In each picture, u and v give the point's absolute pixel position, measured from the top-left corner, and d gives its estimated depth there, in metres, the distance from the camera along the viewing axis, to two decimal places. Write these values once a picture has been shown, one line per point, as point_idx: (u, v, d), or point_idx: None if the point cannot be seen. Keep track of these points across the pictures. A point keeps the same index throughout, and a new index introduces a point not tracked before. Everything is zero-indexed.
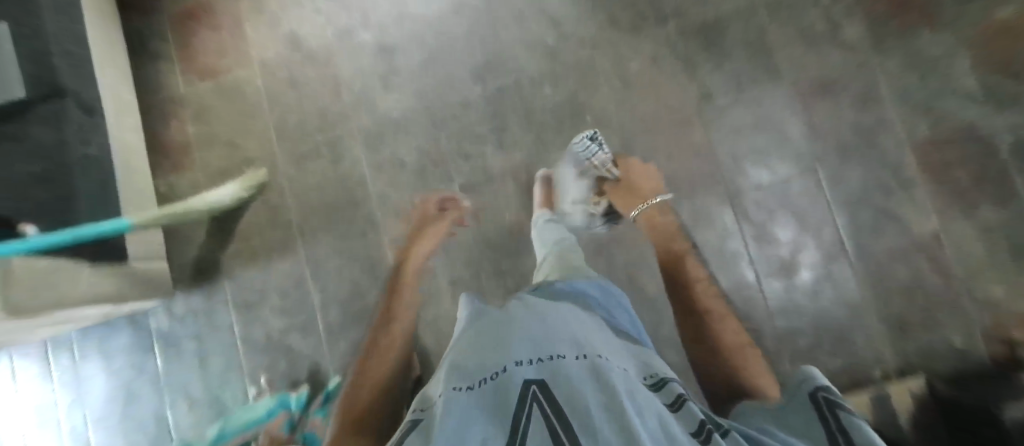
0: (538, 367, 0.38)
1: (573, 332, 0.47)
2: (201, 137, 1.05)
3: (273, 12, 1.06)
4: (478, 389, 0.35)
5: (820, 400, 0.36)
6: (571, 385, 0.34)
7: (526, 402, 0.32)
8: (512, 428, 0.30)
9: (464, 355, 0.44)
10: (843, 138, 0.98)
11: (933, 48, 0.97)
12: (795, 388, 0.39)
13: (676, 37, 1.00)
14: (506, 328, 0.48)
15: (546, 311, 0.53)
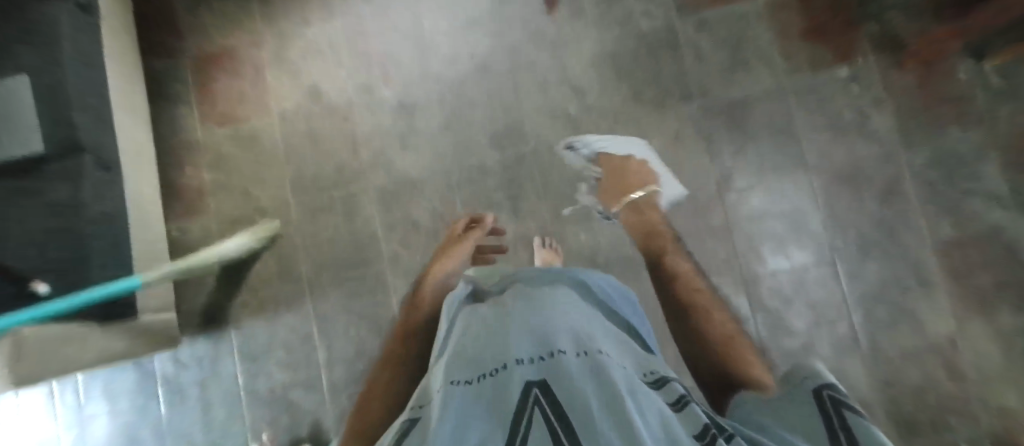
0: (536, 366, 0.42)
1: (571, 323, 0.51)
2: (216, 183, 1.04)
3: (296, 62, 1.05)
4: (483, 390, 0.40)
5: (825, 397, 0.34)
6: (567, 384, 0.38)
7: (528, 403, 0.36)
8: (511, 429, 0.34)
9: (471, 351, 0.49)
10: (866, 234, 0.95)
11: (960, 146, 0.95)
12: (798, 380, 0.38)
13: (701, 116, 0.99)
14: (510, 324, 0.52)
15: (549, 303, 0.57)
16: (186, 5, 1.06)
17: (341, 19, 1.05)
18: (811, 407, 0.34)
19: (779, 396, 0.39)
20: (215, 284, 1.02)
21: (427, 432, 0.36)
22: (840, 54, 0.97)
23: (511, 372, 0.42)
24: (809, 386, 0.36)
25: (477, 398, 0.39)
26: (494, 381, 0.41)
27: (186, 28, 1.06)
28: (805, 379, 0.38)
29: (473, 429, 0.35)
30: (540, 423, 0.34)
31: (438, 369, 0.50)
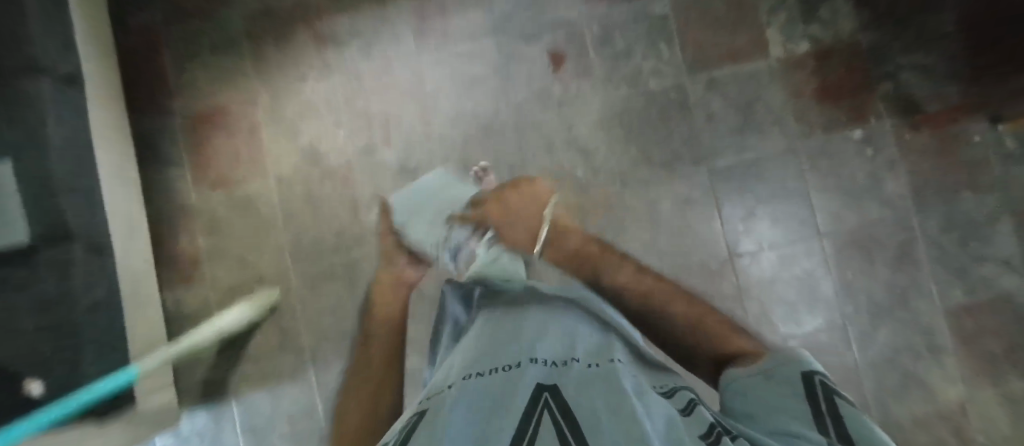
0: (549, 370, 0.43)
1: (582, 335, 0.52)
2: (212, 251, 1.00)
3: (293, 120, 1.00)
4: (494, 380, 0.42)
5: (817, 381, 0.40)
6: (579, 388, 0.39)
7: (537, 399, 0.37)
8: (522, 413, 0.35)
9: (482, 351, 0.50)
10: (879, 301, 0.93)
11: (975, 210, 0.92)
12: (781, 363, 0.44)
13: (714, 180, 0.96)
14: (523, 327, 0.54)
15: (560, 308, 0.59)
16: (175, 60, 1.01)
17: (340, 73, 1.00)
18: (804, 388, 0.39)
19: (766, 373, 0.43)
20: (214, 357, 0.99)
21: (439, 422, 0.37)
22: (853, 115, 0.95)
23: (522, 371, 0.43)
24: (798, 368, 0.41)
25: (489, 392, 0.40)
26: (507, 377, 0.43)
27: (177, 85, 1.01)
28: (789, 359, 0.43)
29: (484, 421, 0.36)
30: (550, 416, 0.35)
31: (450, 368, 0.51)
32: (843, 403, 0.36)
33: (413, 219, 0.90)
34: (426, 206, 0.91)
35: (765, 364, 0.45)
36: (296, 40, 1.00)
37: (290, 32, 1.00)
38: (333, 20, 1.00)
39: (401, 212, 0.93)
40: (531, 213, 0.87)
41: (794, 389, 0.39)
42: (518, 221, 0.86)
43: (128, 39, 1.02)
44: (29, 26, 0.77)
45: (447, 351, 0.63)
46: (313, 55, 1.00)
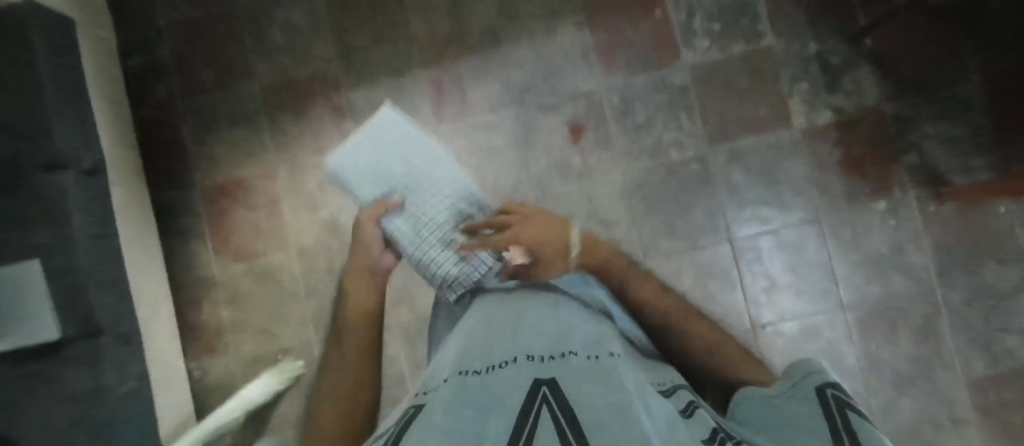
0: (546, 366, 0.39)
1: (579, 331, 0.49)
2: (231, 323, 0.99)
3: (312, 193, 0.99)
4: (488, 375, 0.39)
5: (832, 397, 0.35)
6: (580, 383, 0.35)
7: (538, 395, 0.33)
8: (520, 410, 0.31)
9: (478, 347, 0.46)
10: (902, 374, 0.91)
11: (1001, 282, 0.90)
12: (802, 379, 0.40)
13: (737, 250, 0.95)
14: (519, 325, 0.50)
15: (553, 305, 0.56)
16: (196, 133, 1.01)
17: None
18: (816, 401, 0.35)
19: (785, 394, 0.40)
20: (236, 437, 0.93)
21: (434, 418, 0.33)
22: (878, 188, 0.94)
23: (516, 369, 0.39)
24: (815, 382, 0.38)
25: (485, 388, 0.36)
26: (505, 374, 0.38)
27: (196, 158, 1.01)
28: (809, 375, 0.40)
29: (482, 415, 0.32)
30: (550, 412, 0.31)
31: (447, 362, 0.47)
32: (852, 412, 0.33)
33: (410, 236, 0.71)
34: (424, 219, 0.71)
35: (786, 384, 0.42)
36: (313, 113, 0.99)
37: (306, 105, 1.00)
38: (350, 92, 0.99)
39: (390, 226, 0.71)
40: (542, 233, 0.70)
41: (806, 402, 0.36)
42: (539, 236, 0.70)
43: (147, 111, 1.02)
44: (52, 127, 0.76)
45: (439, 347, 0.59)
46: (330, 128, 0.99)
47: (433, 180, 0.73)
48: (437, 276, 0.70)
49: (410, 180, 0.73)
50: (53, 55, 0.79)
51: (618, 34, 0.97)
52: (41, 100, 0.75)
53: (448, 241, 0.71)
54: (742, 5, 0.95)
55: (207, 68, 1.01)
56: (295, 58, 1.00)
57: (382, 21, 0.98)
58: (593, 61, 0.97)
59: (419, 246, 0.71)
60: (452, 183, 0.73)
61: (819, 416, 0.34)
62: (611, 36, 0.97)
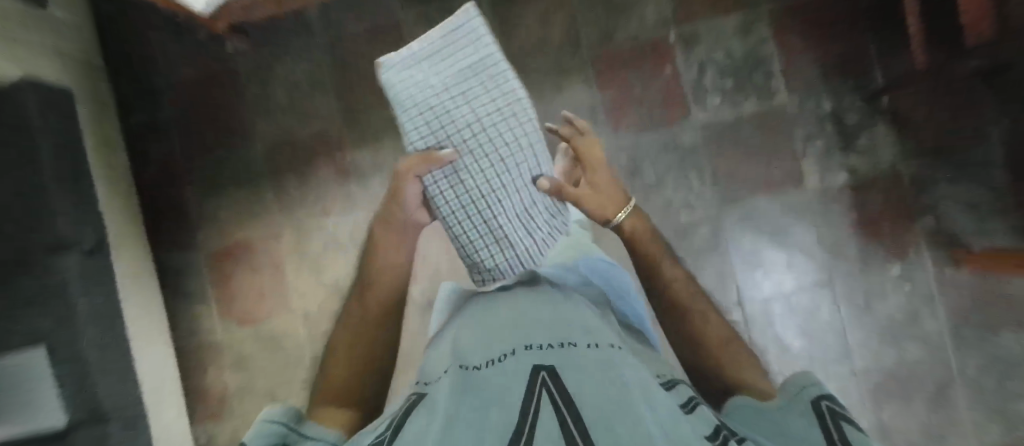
0: (545, 353, 0.38)
1: (582, 315, 0.46)
2: (238, 387, 0.98)
3: (316, 256, 0.97)
4: (488, 369, 0.38)
5: (825, 409, 0.34)
6: (581, 371, 0.34)
7: (536, 385, 0.33)
8: (522, 411, 0.30)
9: (475, 336, 0.45)
10: (915, 440, 0.91)
11: (1018, 349, 0.88)
12: (796, 390, 0.38)
13: (749, 314, 0.94)
14: (515, 307, 0.48)
15: (550, 287, 0.53)
16: (197, 194, 0.99)
17: (363, 208, 0.97)
18: (814, 419, 0.33)
19: (780, 407, 0.37)
20: None
21: (433, 417, 0.33)
22: (893, 251, 0.92)
23: (512, 358, 0.38)
24: (808, 393, 0.36)
25: (481, 384, 0.36)
26: (502, 365, 0.37)
27: (197, 220, 0.99)
28: (802, 385, 0.37)
29: (480, 411, 0.32)
30: (551, 406, 0.30)
31: (445, 355, 0.46)
32: (853, 430, 0.30)
33: (457, 201, 0.55)
34: (477, 187, 0.54)
35: (780, 396, 0.39)
36: (317, 174, 0.97)
37: (309, 165, 0.97)
38: (353, 153, 0.97)
39: (436, 185, 0.55)
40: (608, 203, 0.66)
41: (803, 422, 0.33)
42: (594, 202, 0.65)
43: (146, 172, 1.00)
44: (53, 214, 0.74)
45: (436, 335, 0.59)
46: (334, 191, 0.97)
47: (508, 140, 0.55)
48: (481, 258, 0.57)
49: (472, 128, 0.54)
50: (48, 137, 0.76)
51: (628, 91, 0.93)
52: (42, 188, 0.73)
53: (507, 235, 0.56)
54: (757, 61, 0.91)
55: (206, 127, 0.98)
56: (297, 118, 0.97)
57: None
58: (603, 119, 0.93)
59: (466, 219, 0.56)
60: (531, 154, 0.57)
61: (820, 435, 0.31)
62: (621, 94, 0.93)
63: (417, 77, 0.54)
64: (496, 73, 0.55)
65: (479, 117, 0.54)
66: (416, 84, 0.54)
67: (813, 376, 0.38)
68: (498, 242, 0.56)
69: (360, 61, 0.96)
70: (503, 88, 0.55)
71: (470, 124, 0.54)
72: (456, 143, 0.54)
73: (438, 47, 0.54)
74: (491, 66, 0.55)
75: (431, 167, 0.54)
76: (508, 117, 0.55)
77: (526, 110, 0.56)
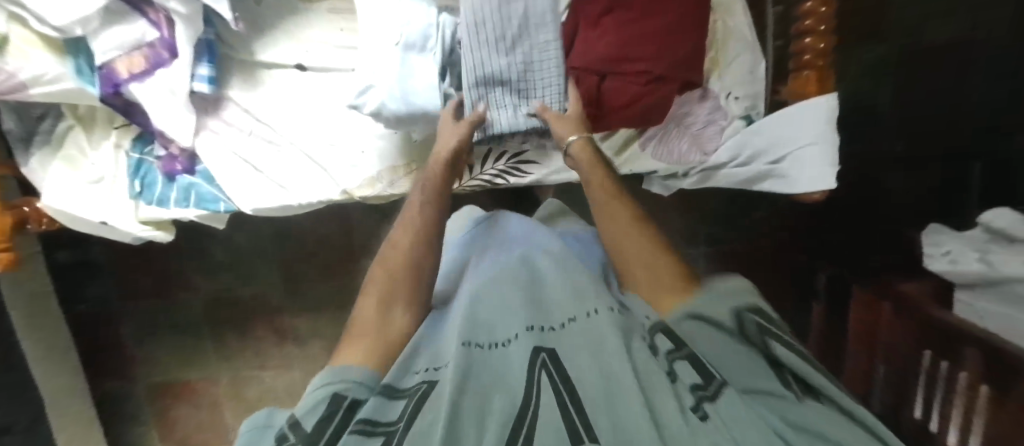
0: (545, 333, 0.34)
1: (576, 271, 0.42)
2: None
3: (255, 401, 1.00)
4: (486, 349, 0.34)
5: (750, 319, 0.36)
6: (582, 354, 0.31)
7: (535, 370, 0.30)
8: (524, 397, 0.28)
9: (470, 306, 0.39)
10: None
11: None
12: (724, 291, 0.38)
13: None
14: (516, 270, 0.43)
15: (544, 236, 0.49)
16: (135, 330, 0.99)
17: (302, 366, 1.00)
18: (741, 324, 0.35)
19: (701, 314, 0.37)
20: None
21: (438, 409, 0.28)
22: None
23: (515, 345, 0.33)
24: (732, 303, 0.36)
25: (483, 372, 0.31)
26: (504, 354, 0.33)
27: (135, 353, 1.00)
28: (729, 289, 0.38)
29: (483, 397, 0.29)
30: (551, 392, 0.28)
31: (449, 325, 0.40)
32: (778, 343, 0.34)
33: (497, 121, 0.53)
34: (501, 75, 0.51)
35: (707, 294, 0.38)
36: (256, 331, 0.99)
37: (250, 323, 0.99)
38: (293, 318, 0.98)
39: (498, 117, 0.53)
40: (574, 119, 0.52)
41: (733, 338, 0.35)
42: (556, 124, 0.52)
43: (78, 305, 0.98)
44: None
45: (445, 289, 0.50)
46: (272, 347, 0.99)
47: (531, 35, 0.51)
48: (482, 165, 0.66)
49: (501, 51, 0.50)
50: None
51: None
52: None
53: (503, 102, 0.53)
54: None
55: (145, 272, 0.97)
56: (238, 277, 0.97)
57: (331, 257, 0.96)
58: None
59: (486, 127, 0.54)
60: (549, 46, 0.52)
61: (749, 347, 0.35)
62: None
63: (481, 59, 0.50)
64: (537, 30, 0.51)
65: (511, 36, 0.50)
66: (480, 61, 0.51)
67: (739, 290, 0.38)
68: (499, 157, 0.65)
69: (305, 236, 0.96)
70: (534, 6, 0.50)
71: (507, 69, 0.51)
72: (486, 78, 0.51)
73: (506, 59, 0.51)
74: (538, 34, 0.51)
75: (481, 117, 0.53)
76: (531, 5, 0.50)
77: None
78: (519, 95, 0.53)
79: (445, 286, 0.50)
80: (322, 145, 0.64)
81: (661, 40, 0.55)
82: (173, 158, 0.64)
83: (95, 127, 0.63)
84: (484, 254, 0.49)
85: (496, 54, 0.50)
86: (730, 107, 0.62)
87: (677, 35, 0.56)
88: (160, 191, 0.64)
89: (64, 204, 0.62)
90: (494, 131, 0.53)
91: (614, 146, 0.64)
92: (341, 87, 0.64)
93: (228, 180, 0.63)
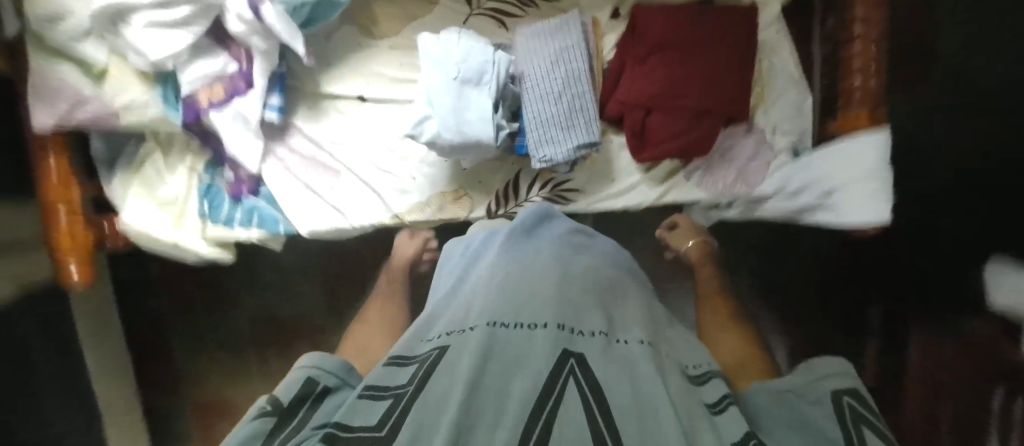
0: (575, 335, 0.34)
1: (610, 298, 0.43)
2: None
3: None
4: (511, 329, 0.35)
5: (846, 404, 0.36)
6: (614, 370, 0.31)
7: (563, 370, 0.30)
8: (546, 387, 0.28)
9: (498, 293, 0.40)
10: None
11: None
12: (813, 379, 0.41)
13: None
14: (547, 266, 0.43)
15: (576, 248, 0.50)
16: (182, 349, 1.01)
17: None
18: (836, 410, 0.35)
19: (798, 393, 0.40)
20: None
21: (458, 375, 0.29)
22: None
23: (541, 334, 0.34)
24: (832, 385, 0.39)
25: (505, 350, 0.32)
26: (526, 337, 0.33)
27: (178, 373, 1.01)
28: (826, 380, 0.40)
29: (504, 378, 0.30)
30: (577, 393, 0.28)
31: (471, 300, 0.41)
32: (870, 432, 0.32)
33: (545, 151, 0.59)
34: (548, 113, 0.58)
35: (798, 379, 0.43)
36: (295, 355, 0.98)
37: (290, 348, 0.99)
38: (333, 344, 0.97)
39: (546, 150, 0.59)
40: (687, 238, 0.65)
41: (826, 416, 0.34)
42: (682, 231, 0.65)
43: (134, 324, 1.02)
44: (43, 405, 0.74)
45: (464, 264, 0.51)
46: None
47: (571, 79, 0.59)
48: (525, 195, 0.67)
49: (547, 95, 0.58)
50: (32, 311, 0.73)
51: None
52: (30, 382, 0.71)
53: (551, 137, 0.59)
54: None
55: (197, 291, 1.01)
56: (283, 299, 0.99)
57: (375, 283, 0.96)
58: None
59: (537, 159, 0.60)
60: (588, 87, 0.59)
61: (837, 428, 0.33)
62: None
63: (532, 106, 0.59)
64: (576, 73, 0.59)
65: (555, 82, 0.58)
66: (532, 106, 0.59)
67: (845, 369, 0.41)
68: (540, 186, 0.67)
69: (349, 262, 0.97)
70: (571, 55, 0.59)
71: (552, 109, 0.58)
72: (535, 118, 0.59)
73: (552, 101, 0.58)
74: (578, 77, 0.59)
75: (535, 151, 0.59)
76: (569, 55, 0.59)
77: (579, 45, 0.59)
78: (564, 129, 0.58)
79: (462, 264, 0.52)
80: (376, 171, 0.68)
81: (704, 80, 0.58)
82: (240, 182, 0.69)
83: (173, 152, 0.69)
84: (510, 238, 0.50)
85: (542, 100, 0.59)
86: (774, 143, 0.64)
87: (721, 75, 0.59)
88: (225, 213, 0.69)
89: (141, 221, 0.66)
90: (543, 160, 0.59)
91: (657, 177, 0.66)
92: (397, 117, 0.68)
93: (289, 201, 0.67)
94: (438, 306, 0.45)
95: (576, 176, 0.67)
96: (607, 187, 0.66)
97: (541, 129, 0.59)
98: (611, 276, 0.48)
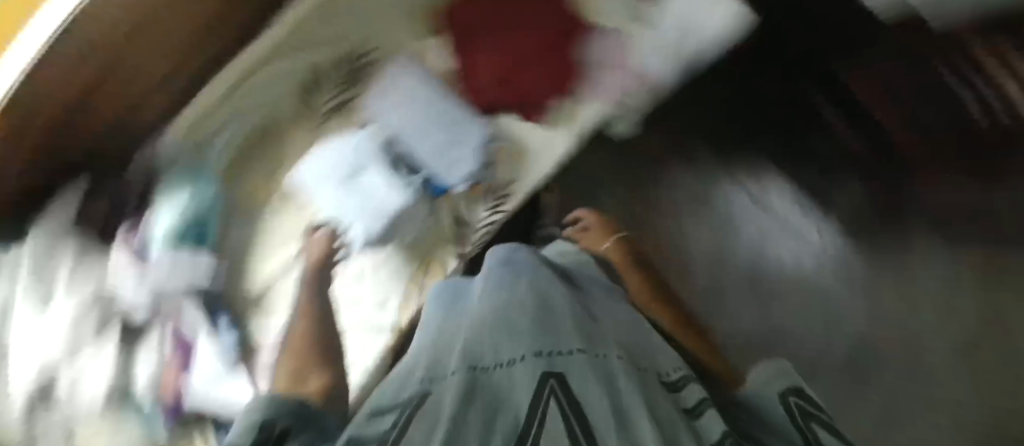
0: (552, 359, 0.40)
1: (582, 319, 0.48)
2: None
3: None
4: (498, 371, 0.39)
5: (796, 404, 0.48)
6: (591, 385, 0.36)
7: (544, 396, 0.35)
8: (529, 418, 0.33)
9: (483, 334, 0.44)
10: None
11: None
12: (763, 384, 0.51)
13: None
14: (528, 307, 0.49)
15: (535, 285, 0.55)
16: None
17: None
18: (789, 409, 0.46)
19: (748, 390, 0.50)
20: None
21: (441, 417, 0.33)
22: None
23: (521, 366, 0.39)
24: (778, 388, 0.50)
25: (487, 386, 0.36)
26: (508, 374, 0.38)
27: None
28: (776, 380, 0.52)
29: (489, 411, 0.34)
30: (558, 412, 0.33)
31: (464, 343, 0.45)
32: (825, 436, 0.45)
33: (465, 176, 0.67)
34: (447, 144, 0.67)
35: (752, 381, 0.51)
36: None
37: None
38: None
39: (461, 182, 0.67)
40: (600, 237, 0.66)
41: (779, 406, 0.47)
42: (590, 231, 0.66)
43: None
44: None
45: (432, 326, 0.55)
46: None
47: (448, 113, 0.68)
48: (473, 225, 0.69)
49: (438, 134, 0.67)
50: None
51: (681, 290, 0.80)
52: None
53: (459, 167, 0.67)
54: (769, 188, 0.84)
55: None
56: None
57: None
58: None
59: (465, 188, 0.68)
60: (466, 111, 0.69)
61: (796, 431, 0.43)
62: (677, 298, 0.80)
63: (424, 156, 0.67)
64: (449, 106, 0.68)
65: (434, 122, 0.67)
66: (426, 156, 0.67)
67: (795, 377, 0.52)
68: (485, 199, 0.70)
69: None
70: (436, 95, 0.69)
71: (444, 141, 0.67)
72: (440, 159, 0.67)
73: (445, 137, 0.67)
74: (451, 109, 0.69)
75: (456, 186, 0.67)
76: (436, 95, 0.68)
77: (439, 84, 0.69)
78: (470, 153, 0.68)
79: (442, 319, 0.55)
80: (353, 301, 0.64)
81: (535, 41, 0.68)
82: None
83: None
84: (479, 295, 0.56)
85: (431, 142, 0.67)
86: (629, 29, 0.69)
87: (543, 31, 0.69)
88: None
89: None
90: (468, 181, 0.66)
91: (561, 125, 0.71)
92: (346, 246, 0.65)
93: None
94: (424, 355, 0.48)
95: (503, 172, 0.71)
96: (532, 157, 0.71)
97: (449, 166, 0.67)
98: (576, 299, 0.53)
